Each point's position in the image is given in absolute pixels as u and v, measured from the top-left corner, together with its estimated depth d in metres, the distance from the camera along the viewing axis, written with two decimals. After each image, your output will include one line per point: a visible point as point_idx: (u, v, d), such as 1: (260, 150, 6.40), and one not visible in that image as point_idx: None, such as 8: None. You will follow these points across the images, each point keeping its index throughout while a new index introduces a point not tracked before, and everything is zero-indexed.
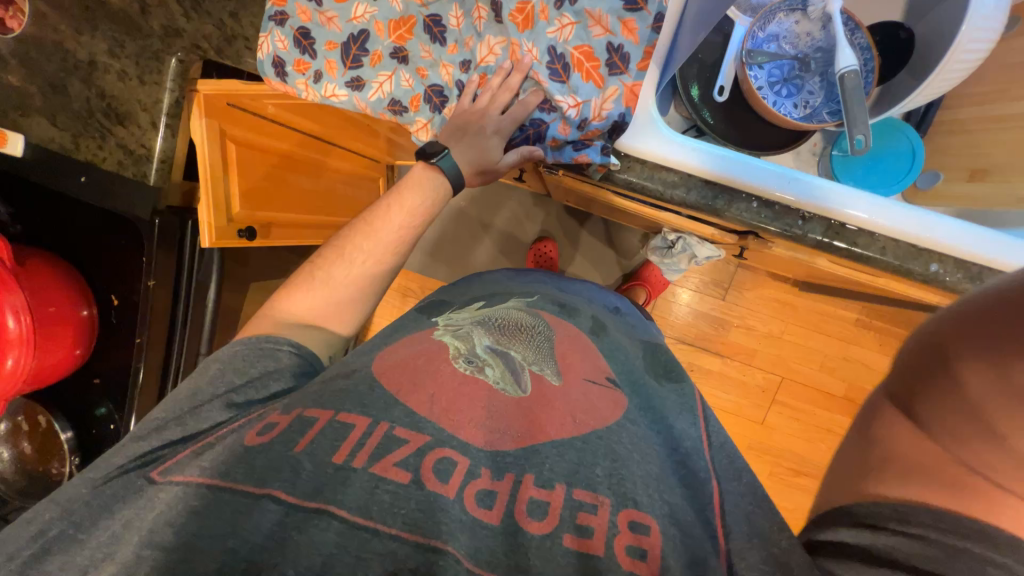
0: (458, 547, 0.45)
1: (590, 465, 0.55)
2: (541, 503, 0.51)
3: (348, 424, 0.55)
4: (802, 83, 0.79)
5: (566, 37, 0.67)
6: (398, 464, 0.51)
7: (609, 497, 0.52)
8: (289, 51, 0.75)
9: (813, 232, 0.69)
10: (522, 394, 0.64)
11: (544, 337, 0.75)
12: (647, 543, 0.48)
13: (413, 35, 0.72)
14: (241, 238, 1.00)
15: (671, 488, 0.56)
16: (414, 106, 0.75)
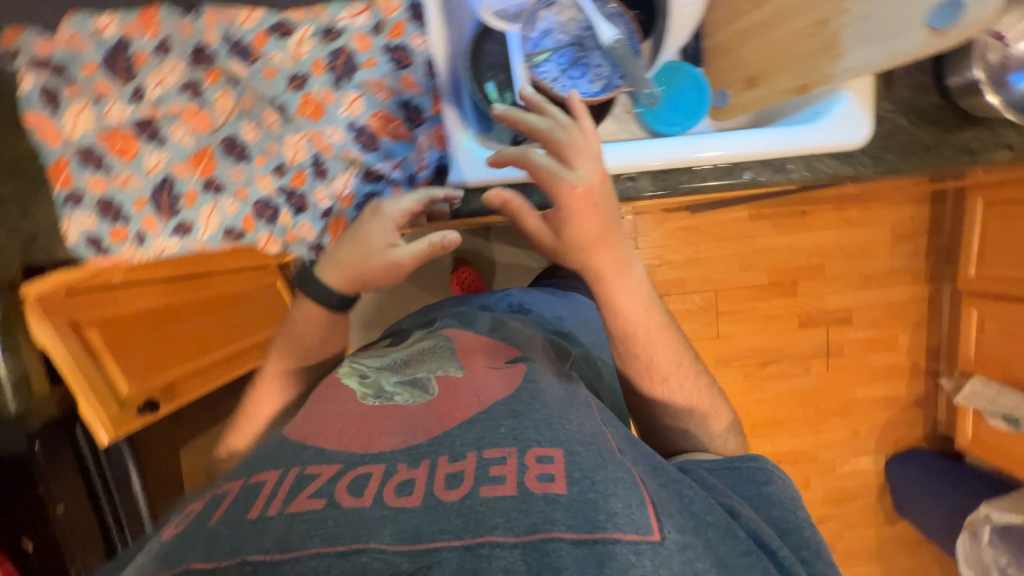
0: (381, 539, 0.47)
1: (496, 431, 0.57)
2: (455, 474, 0.52)
3: (259, 482, 0.55)
4: (588, 61, 0.87)
5: (359, 111, 0.71)
6: (309, 497, 0.51)
7: (512, 445, 0.55)
8: (99, 225, 0.73)
9: (645, 187, 0.75)
10: (428, 397, 0.65)
11: (446, 348, 0.77)
12: (554, 467, 0.53)
13: (217, 163, 0.72)
14: (144, 416, 0.94)
15: (575, 423, 0.60)
16: (248, 226, 0.74)
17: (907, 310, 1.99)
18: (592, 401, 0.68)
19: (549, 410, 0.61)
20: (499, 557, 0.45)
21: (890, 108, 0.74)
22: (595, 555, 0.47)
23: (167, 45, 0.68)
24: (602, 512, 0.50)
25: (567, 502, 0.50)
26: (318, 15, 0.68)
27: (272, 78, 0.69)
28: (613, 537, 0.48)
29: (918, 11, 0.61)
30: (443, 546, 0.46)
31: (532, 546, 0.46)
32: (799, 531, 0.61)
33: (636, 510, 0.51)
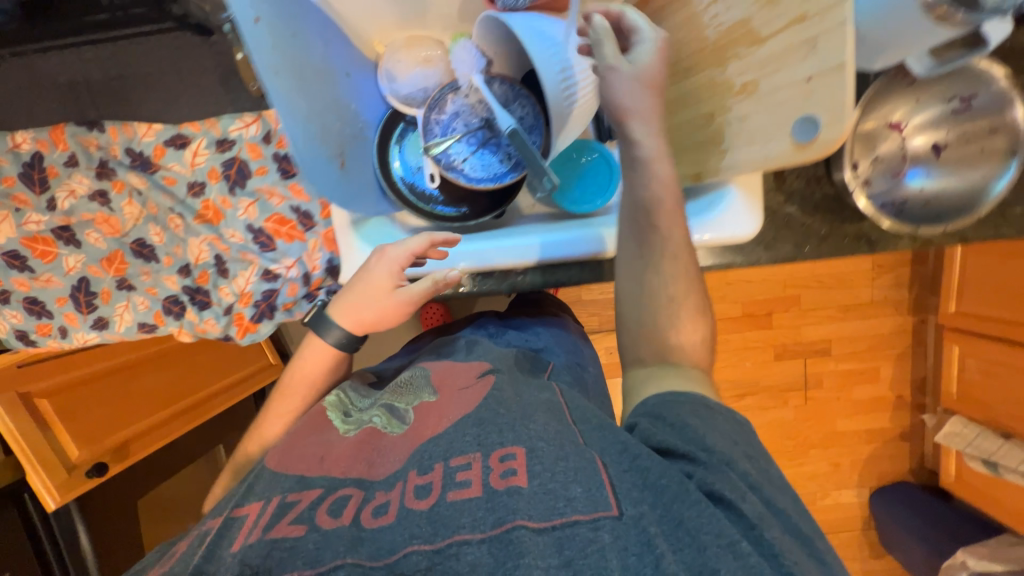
0: (359, 555, 0.47)
1: (461, 437, 0.58)
2: (424, 484, 0.54)
3: (241, 515, 0.56)
4: (497, 141, 0.87)
5: (254, 215, 0.74)
6: (290, 523, 0.52)
7: (476, 450, 0.56)
8: (25, 321, 0.78)
9: (533, 281, 0.77)
10: (403, 428, 0.65)
11: (422, 377, 0.75)
12: (517, 461, 0.53)
13: (129, 263, 0.77)
14: (93, 478, 1.02)
15: (541, 422, 0.58)
16: (160, 321, 0.78)
17: (889, 341, 1.92)
18: (559, 397, 0.65)
19: (512, 414, 0.61)
20: (467, 552, 0.46)
21: (782, 200, 0.74)
22: (555, 540, 0.46)
23: (74, 158, 0.72)
24: (563, 500, 0.49)
25: (529, 493, 0.50)
26: (212, 128, 0.72)
27: (173, 186, 0.73)
28: (573, 520, 0.47)
29: (784, 121, 0.60)
30: (412, 550, 0.47)
31: (497, 538, 0.47)
32: (779, 505, 0.50)
33: (596, 490, 0.49)
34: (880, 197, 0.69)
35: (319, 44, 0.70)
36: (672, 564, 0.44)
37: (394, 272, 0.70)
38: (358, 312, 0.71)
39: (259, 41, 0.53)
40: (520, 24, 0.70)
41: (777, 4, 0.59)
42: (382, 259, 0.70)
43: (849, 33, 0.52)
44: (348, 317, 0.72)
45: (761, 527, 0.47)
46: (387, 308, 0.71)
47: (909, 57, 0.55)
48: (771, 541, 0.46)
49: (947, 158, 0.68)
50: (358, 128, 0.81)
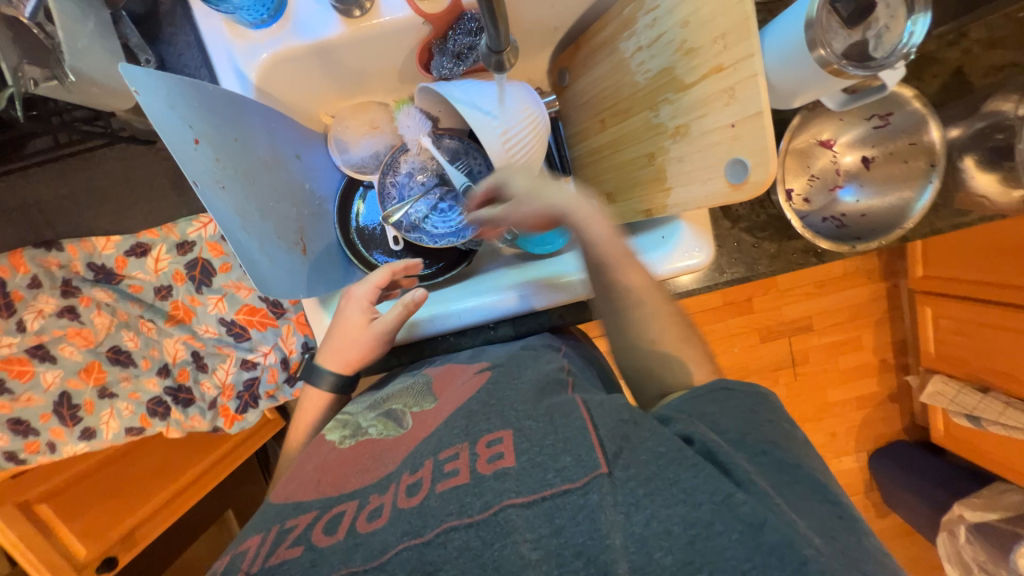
0: (353, 563, 0.40)
1: (448, 432, 0.50)
2: (415, 481, 0.45)
3: (244, 550, 0.45)
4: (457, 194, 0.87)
5: (224, 309, 0.78)
6: (288, 546, 0.43)
7: (464, 440, 0.49)
8: (8, 443, 0.73)
9: (505, 332, 0.81)
10: (404, 431, 0.55)
11: (424, 382, 0.65)
12: (504, 445, 0.46)
13: (107, 371, 0.78)
14: (104, 571, 1.04)
15: (530, 402, 0.51)
16: (147, 423, 0.79)
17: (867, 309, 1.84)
18: (575, 395, 0.51)
19: (503, 402, 0.53)
20: (453, 539, 0.40)
21: (729, 225, 0.78)
22: (543, 512, 0.40)
23: (37, 281, 0.72)
24: (551, 471, 0.43)
25: (516, 472, 0.43)
26: (170, 233, 0.75)
27: (140, 292, 0.77)
28: (563, 490, 0.41)
29: (715, 163, 0.63)
30: (400, 548, 0.40)
31: (483, 522, 0.40)
32: (776, 464, 0.45)
33: (585, 456, 0.43)
34: (818, 213, 0.73)
35: (264, 134, 0.70)
36: (666, 520, 0.39)
37: (366, 309, 0.71)
38: (341, 351, 0.70)
39: (198, 163, 0.55)
40: (456, 90, 0.71)
41: (696, 54, 0.61)
42: (352, 300, 0.71)
43: (761, 82, 0.55)
44: (332, 360, 0.70)
45: (767, 490, 0.41)
46: (368, 345, 0.70)
47: (824, 95, 0.57)
48: (755, 485, 0.41)
49: (877, 172, 0.72)
50: (316, 204, 0.82)
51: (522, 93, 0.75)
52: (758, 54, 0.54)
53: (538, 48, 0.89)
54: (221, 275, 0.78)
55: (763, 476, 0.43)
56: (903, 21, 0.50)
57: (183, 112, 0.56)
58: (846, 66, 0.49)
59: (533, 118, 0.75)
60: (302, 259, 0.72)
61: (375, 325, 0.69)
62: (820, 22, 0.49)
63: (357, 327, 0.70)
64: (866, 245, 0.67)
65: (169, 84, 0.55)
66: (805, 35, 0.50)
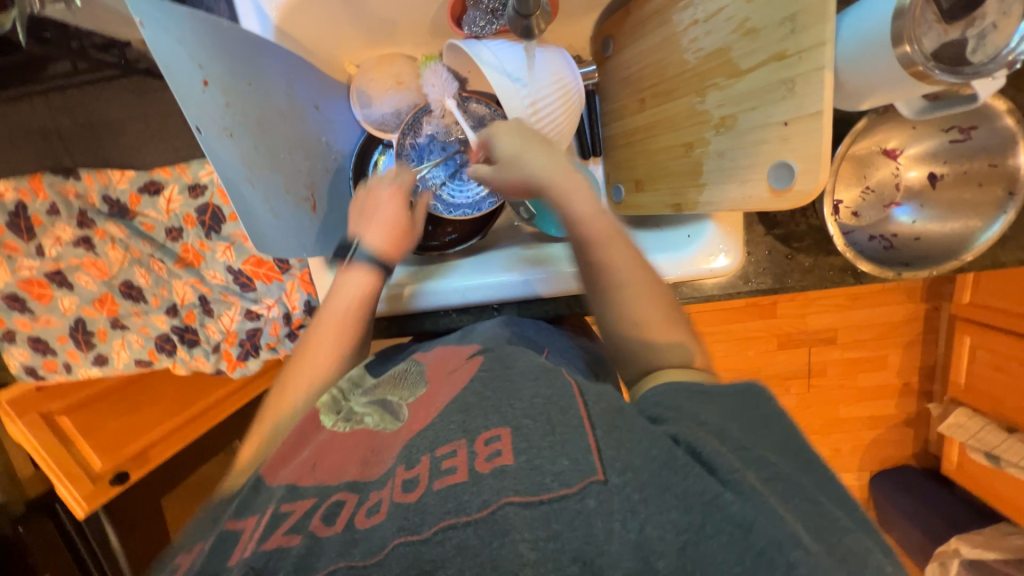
0: (351, 558, 0.37)
1: (445, 425, 0.46)
2: (411, 478, 0.42)
3: (235, 529, 0.44)
4: None
5: (232, 258, 0.76)
6: (284, 533, 0.41)
7: (461, 437, 0.44)
8: (32, 358, 0.81)
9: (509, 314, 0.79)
10: (398, 424, 0.52)
11: (417, 372, 0.62)
12: (502, 443, 0.42)
13: (120, 304, 0.79)
14: (116, 485, 1.09)
15: (527, 398, 0.45)
16: (155, 357, 0.82)
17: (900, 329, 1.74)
18: (572, 384, 0.46)
19: (501, 394, 0.48)
20: (451, 537, 0.37)
21: (763, 231, 0.72)
22: (542, 515, 0.37)
23: (55, 208, 0.73)
24: (549, 475, 0.39)
25: (514, 471, 0.39)
26: (182, 174, 0.73)
27: (151, 231, 0.75)
28: (559, 495, 0.37)
29: (761, 163, 0.57)
30: (399, 543, 0.37)
31: (483, 521, 0.37)
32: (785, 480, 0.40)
33: (582, 456, 0.39)
34: (866, 231, 0.66)
35: (281, 80, 0.66)
36: (658, 527, 0.35)
37: (399, 197, 0.68)
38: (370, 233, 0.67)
39: (205, 106, 0.52)
40: (485, 51, 0.65)
41: (756, 36, 0.54)
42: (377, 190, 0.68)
43: (827, 77, 0.48)
44: (376, 237, 0.67)
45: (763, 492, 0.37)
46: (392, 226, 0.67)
47: (900, 100, 0.49)
48: (755, 488, 0.37)
49: (943, 193, 0.64)
50: (332, 159, 0.79)
51: (558, 60, 0.70)
52: (831, 43, 0.47)
53: (583, 11, 0.81)
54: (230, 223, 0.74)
55: (764, 472, 0.39)
56: (1016, 20, 0.42)
57: (194, 50, 0.53)
58: (933, 69, 0.42)
59: (563, 84, 0.69)
60: (310, 216, 0.70)
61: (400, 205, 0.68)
62: (913, 11, 0.42)
63: (384, 213, 0.67)
64: (913, 275, 0.61)
65: (180, 16, 0.51)
66: (890, 26, 0.43)
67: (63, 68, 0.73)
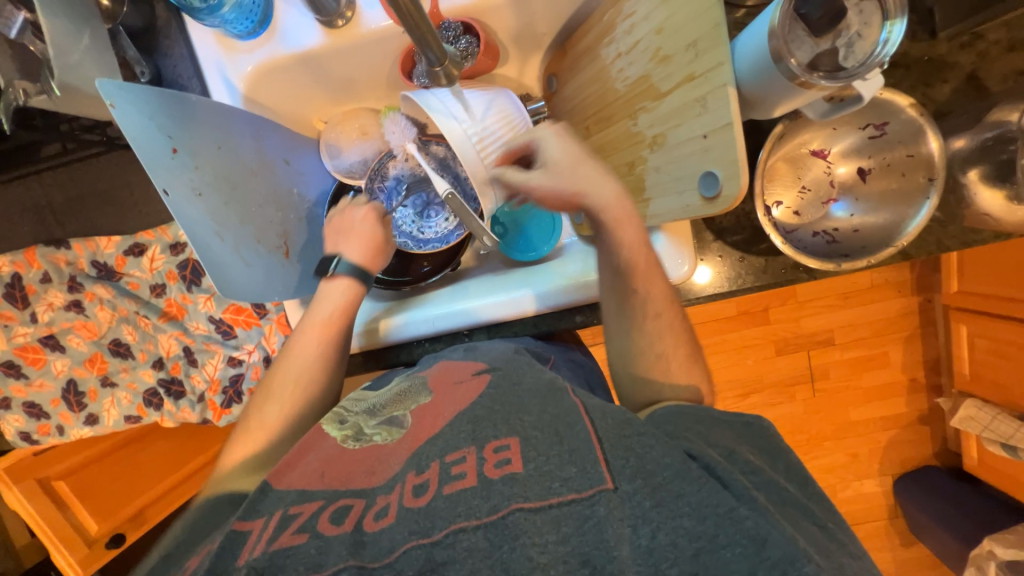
0: (361, 558, 0.42)
1: (455, 433, 0.51)
2: (422, 483, 0.47)
3: (244, 530, 0.46)
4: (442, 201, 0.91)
5: (212, 309, 0.80)
6: (294, 532, 0.45)
7: (470, 444, 0.50)
8: (27, 423, 0.84)
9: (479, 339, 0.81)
10: (403, 432, 0.56)
11: (420, 382, 0.66)
12: (511, 451, 0.47)
13: (109, 362, 0.83)
14: (111, 548, 1.09)
15: (536, 412, 0.52)
16: (144, 412, 0.85)
17: (895, 324, 1.73)
18: (578, 404, 0.52)
19: (508, 408, 0.53)
20: (462, 539, 0.42)
21: (713, 238, 0.75)
22: (551, 519, 0.42)
23: (48, 276, 0.79)
24: (558, 480, 0.45)
25: (525, 478, 0.45)
26: (163, 234, 0.78)
27: (137, 290, 0.80)
28: (569, 499, 0.43)
29: (691, 174, 0.61)
30: (411, 546, 0.42)
31: (493, 525, 0.42)
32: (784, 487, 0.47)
33: (591, 468, 0.45)
34: (809, 228, 0.69)
35: (249, 140, 0.73)
36: (671, 534, 0.41)
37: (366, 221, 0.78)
38: (356, 244, 0.75)
39: (174, 171, 0.58)
40: (433, 98, 0.71)
41: (669, 62, 0.60)
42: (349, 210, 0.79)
43: (731, 91, 0.53)
44: (355, 255, 0.74)
45: (764, 503, 0.44)
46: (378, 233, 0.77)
47: (803, 104, 0.53)
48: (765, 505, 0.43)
49: (874, 185, 0.67)
50: (305, 208, 0.84)
51: (501, 100, 0.76)
52: (728, 62, 0.52)
53: (528, 53, 0.89)
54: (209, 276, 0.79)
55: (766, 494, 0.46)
56: (878, 28, 0.46)
57: (164, 122, 0.59)
58: (814, 79, 0.45)
59: (509, 120, 0.75)
60: (283, 262, 0.74)
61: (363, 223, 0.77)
62: (784, 31, 0.46)
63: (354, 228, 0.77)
64: (852, 264, 0.62)
65: (149, 94, 0.58)
66: (769, 46, 0.47)
67: (53, 150, 0.74)
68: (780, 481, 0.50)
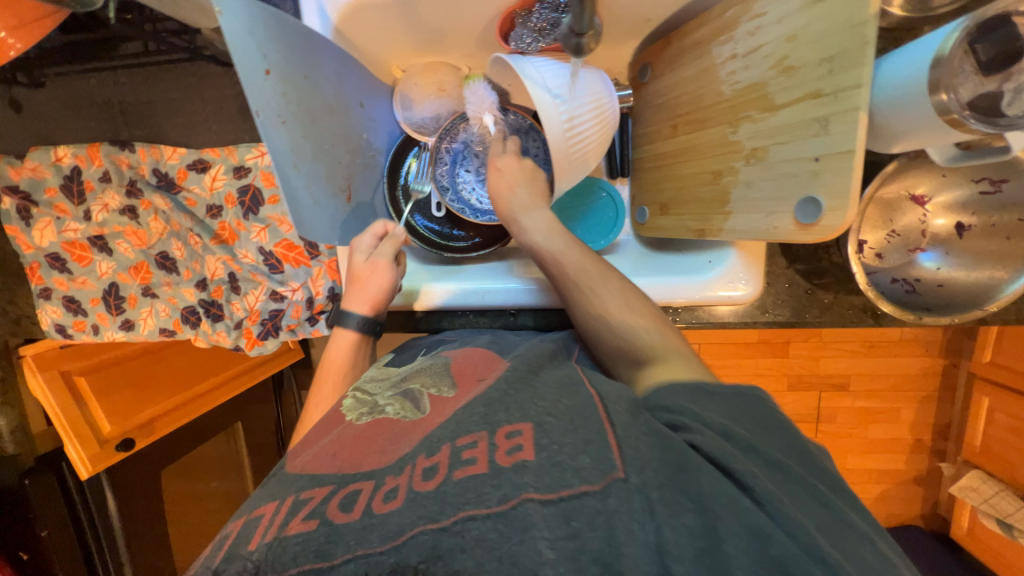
0: (370, 543, 0.37)
1: (467, 417, 0.46)
2: (432, 465, 0.42)
3: (256, 518, 0.43)
4: None
5: (265, 240, 0.79)
6: (303, 518, 0.41)
7: (482, 429, 0.44)
8: (64, 317, 0.84)
9: (524, 321, 0.81)
10: (421, 415, 0.51)
11: (442, 365, 0.62)
12: (523, 438, 0.42)
13: (153, 273, 0.83)
14: (121, 451, 1.08)
15: (551, 398, 0.46)
16: (178, 328, 0.84)
17: (916, 382, 1.66)
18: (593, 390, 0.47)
19: (523, 392, 0.49)
20: (471, 528, 0.37)
21: (785, 264, 0.74)
22: (561, 513, 0.36)
23: (108, 175, 0.78)
24: (569, 471, 0.39)
25: (536, 467, 0.39)
26: (230, 155, 0.77)
27: (193, 207, 0.79)
28: (580, 491, 0.37)
29: (789, 196, 0.58)
30: (419, 531, 0.37)
31: (503, 515, 0.37)
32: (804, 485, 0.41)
33: (604, 458, 0.39)
34: (889, 272, 0.68)
35: (332, 76, 0.70)
36: (675, 532, 0.35)
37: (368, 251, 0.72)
38: (354, 292, 0.70)
39: (265, 93, 0.56)
40: (529, 66, 0.68)
41: (794, 74, 0.56)
42: (353, 249, 0.72)
43: (863, 118, 0.50)
44: (360, 299, 0.69)
45: (791, 512, 0.37)
46: (376, 283, 0.69)
47: (933, 146, 0.51)
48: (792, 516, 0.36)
49: (971, 243, 0.65)
50: (369, 156, 0.82)
51: (596, 79, 0.72)
52: (867, 86, 0.49)
53: (624, 38, 0.84)
54: (267, 206, 0.78)
55: (776, 485, 0.40)
56: None
57: (261, 40, 0.56)
58: (967, 119, 0.44)
59: (600, 105, 0.72)
60: (344, 207, 0.73)
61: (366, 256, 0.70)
62: (951, 61, 0.44)
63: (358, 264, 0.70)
64: (935, 319, 0.62)
65: (251, 8, 0.55)
66: (927, 75, 0.45)
67: (134, 48, 0.75)
68: (803, 476, 0.43)
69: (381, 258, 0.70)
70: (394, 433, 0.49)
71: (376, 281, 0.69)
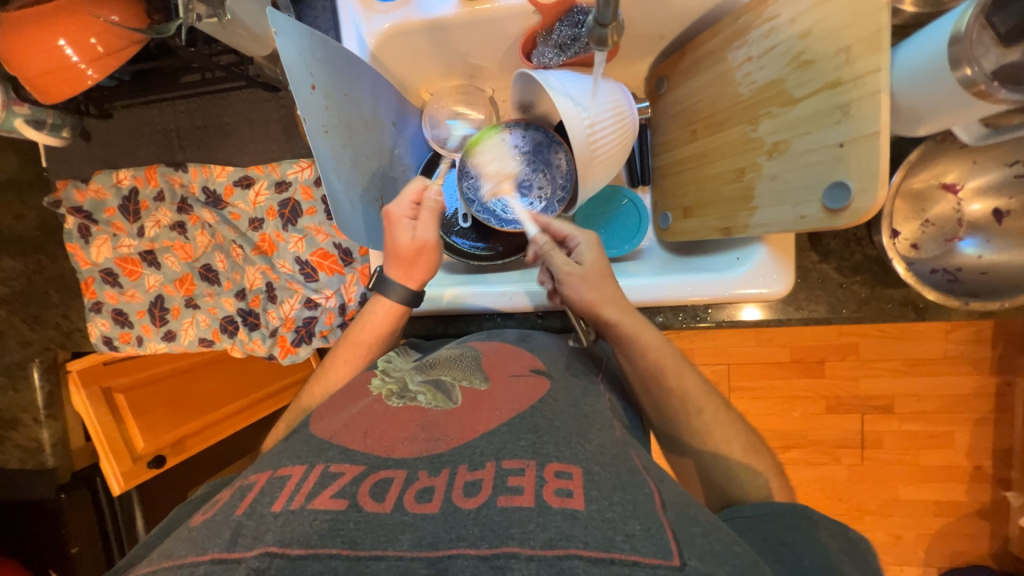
0: (400, 546, 0.37)
1: (515, 440, 0.47)
2: (474, 481, 0.43)
3: (284, 476, 0.45)
4: (531, 183, 0.88)
5: (302, 249, 0.85)
6: (332, 496, 0.41)
7: (531, 457, 0.45)
8: (111, 329, 0.89)
9: (552, 323, 0.82)
10: (452, 406, 0.53)
11: (473, 358, 0.63)
12: (573, 482, 0.42)
13: (196, 285, 0.90)
14: (151, 469, 1.09)
15: (597, 444, 0.48)
16: (217, 337, 0.89)
17: (965, 403, 1.53)
18: (638, 460, 0.49)
19: (572, 428, 0.50)
20: (512, 567, 0.36)
21: (817, 259, 0.73)
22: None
23: (161, 194, 0.86)
24: (621, 534, 0.39)
25: (586, 518, 0.39)
26: (273, 172, 0.83)
27: (237, 220, 0.86)
28: (633, 560, 0.37)
29: (815, 185, 0.58)
30: (457, 553, 0.37)
31: (546, 561, 0.36)
32: None
33: (657, 533, 0.39)
34: (928, 263, 0.68)
35: (369, 96, 0.75)
36: None
37: (405, 225, 0.67)
38: (401, 267, 0.69)
39: (310, 105, 0.61)
40: (552, 79, 0.72)
41: (811, 68, 0.58)
42: (391, 222, 0.67)
43: (884, 100, 0.51)
44: (404, 275, 0.69)
45: None
46: (425, 259, 0.69)
47: (958, 124, 0.53)
48: None
49: (1011, 227, 0.65)
50: (401, 170, 0.86)
51: (615, 90, 0.76)
52: (886, 70, 0.51)
53: (639, 55, 0.89)
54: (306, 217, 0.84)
55: None
56: None
57: (309, 59, 0.63)
58: (996, 89, 0.45)
59: (620, 110, 0.75)
60: (378, 215, 0.76)
61: (409, 233, 0.67)
62: (969, 37, 0.46)
63: (400, 239, 0.67)
64: (982, 304, 0.61)
65: (302, 34, 0.62)
66: (946, 52, 0.47)
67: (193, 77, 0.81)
68: None
69: (424, 235, 0.67)
70: (426, 422, 0.50)
71: (419, 259, 0.68)
